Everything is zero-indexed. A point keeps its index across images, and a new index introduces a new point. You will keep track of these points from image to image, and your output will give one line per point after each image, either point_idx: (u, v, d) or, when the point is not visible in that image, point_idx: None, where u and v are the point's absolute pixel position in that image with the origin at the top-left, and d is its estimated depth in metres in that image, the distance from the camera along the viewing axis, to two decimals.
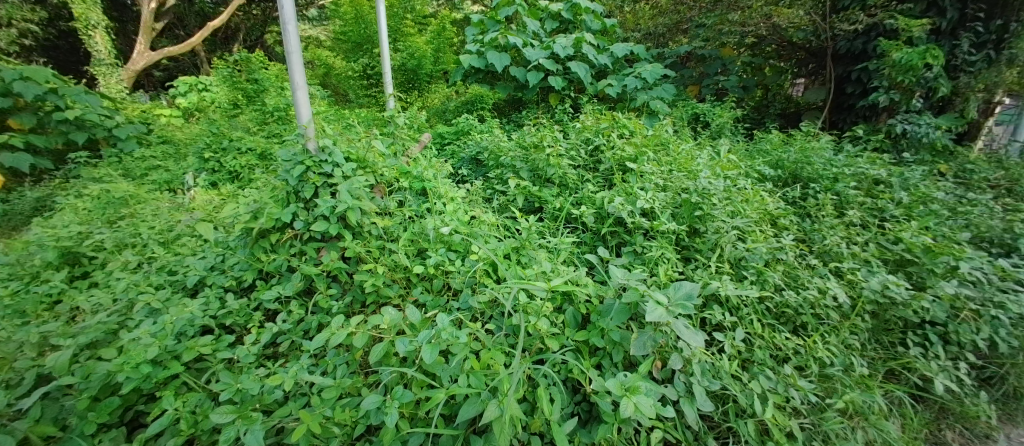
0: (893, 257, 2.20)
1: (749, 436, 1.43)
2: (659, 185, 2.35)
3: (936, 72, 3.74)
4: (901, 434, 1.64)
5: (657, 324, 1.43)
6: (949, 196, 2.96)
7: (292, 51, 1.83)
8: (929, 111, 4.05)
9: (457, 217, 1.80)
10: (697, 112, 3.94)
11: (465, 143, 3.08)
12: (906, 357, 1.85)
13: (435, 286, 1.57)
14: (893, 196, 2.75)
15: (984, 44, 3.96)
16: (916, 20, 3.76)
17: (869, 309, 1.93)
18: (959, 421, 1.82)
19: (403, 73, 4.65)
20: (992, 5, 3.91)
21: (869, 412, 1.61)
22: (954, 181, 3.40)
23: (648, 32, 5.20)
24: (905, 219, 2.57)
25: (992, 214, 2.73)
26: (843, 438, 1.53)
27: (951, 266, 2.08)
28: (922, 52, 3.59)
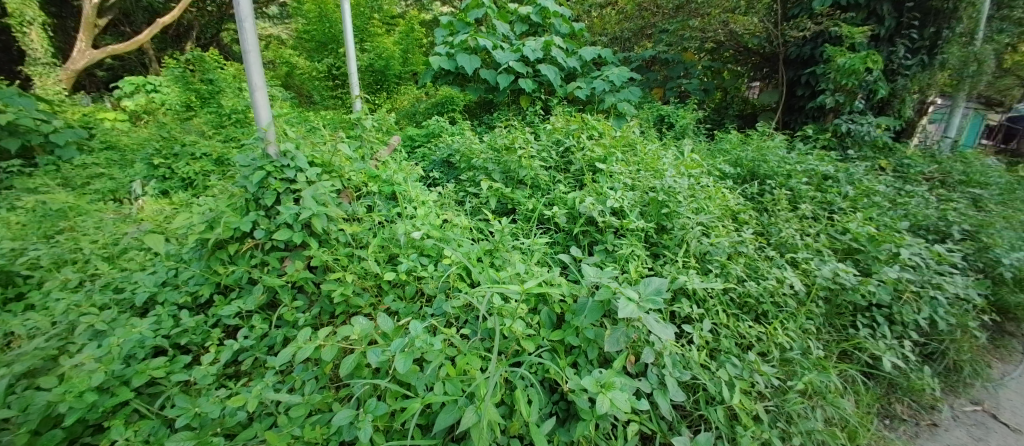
0: (841, 246, 2.34)
1: (719, 422, 1.48)
2: (627, 184, 2.39)
3: (875, 76, 4.03)
4: (855, 410, 1.74)
5: (629, 320, 1.45)
6: (891, 189, 3.19)
7: (248, 50, 1.73)
8: (870, 111, 4.34)
9: (428, 221, 1.76)
10: (662, 115, 4.06)
11: (436, 146, 3.04)
12: (856, 338, 1.97)
13: (407, 293, 1.52)
14: (840, 190, 2.93)
15: (919, 50, 4.27)
16: (858, 27, 4.02)
17: (822, 295, 2.04)
18: (907, 395, 1.95)
19: (369, 74, 4.53)
20: (926, 14, 4.18)
21: (826, 391, 1.70)
22: (893, 175, 3.67)
23: (615, 37, 5.32)
24: (851, 211, 2.74)
25: (927, 204, 2.98)
26: (805, 418, 1.61)
27: (892, 253, 2.24)
28: (863, 57, 3.84)
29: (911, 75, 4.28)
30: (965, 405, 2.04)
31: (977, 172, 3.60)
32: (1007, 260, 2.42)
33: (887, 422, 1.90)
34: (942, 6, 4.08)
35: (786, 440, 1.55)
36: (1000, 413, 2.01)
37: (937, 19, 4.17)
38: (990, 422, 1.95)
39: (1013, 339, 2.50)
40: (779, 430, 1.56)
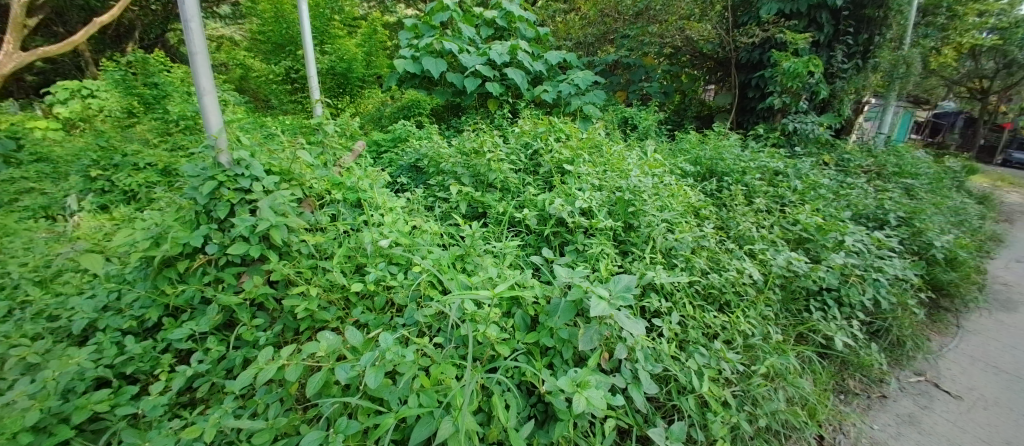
0: (793, 236, 2.48)
1: (691, 410, 1.51)
2: (595, 185, 2.43)
3: (816, 79, 4.30)
4: (813, 388, 1.82)
5: (601, 317, 1.45)
6: (834, 183, 3.43)
7: (195, 52, 1.62)
8: (813, 111, 4.64)
9: (396, 228, 1.71)
10: (625, 117, 4.16)
11: (403, 150, 2.97)
12: (810, 321, 2.08)
13: (377, 304, 1.47)
14: (790, 184, 3.11)
15: (855, 54, 4.63)
16: (800, 34, 4.29)
17: (778, 282, 2.15)
18: (858, 371, 2.06)
19: (330, 78, 4.39)
20: (859, 22, 4.55)
21: (786, 373, 1.78)
22: (836, 169, 3.97)
23: (579, 41, 5.37)
24: (799, 204, 2.91)
25: (866, 195, 3.23)
26: (768, 399, 1.67)
27: (837, 241, 2.40)
28: (806, 61, 4.10)
29: (848, 79, 4.61)
30: (909, 377, 2.18)
31: (906, 167, 4.12)
32: (937, 244, 2.70)
33: (841, 397, 2.00)
34: (873, 14, 4.42)
35: (753, 423, 1.60)
36: (939, 381, 2.16)
37: (868, 26, 4.51)
38: (932, 391, 2.09)
39: (947, 314, 2.72)
40: (746, 413, 1.61)
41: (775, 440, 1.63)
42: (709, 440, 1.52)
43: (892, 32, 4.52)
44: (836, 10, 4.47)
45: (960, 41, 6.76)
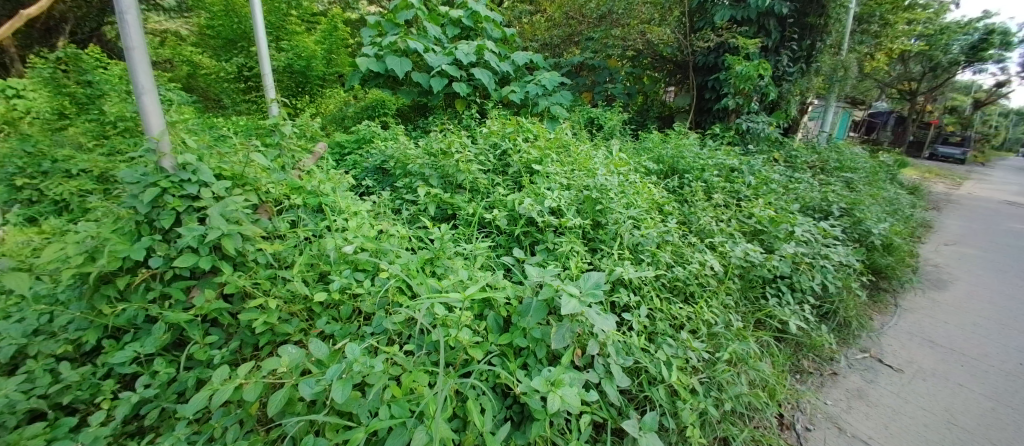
0: (749, 228, 2.61)
1: (662, 400, 1.54)
2: (563, 184, 2.44)
3: (765, 82, 4.53)
4: (772, 370, 1.89)
5: (574, 315, 1.46)
6: (783, 178, 3.65)
7: (132, 47, 1.49)
8: (764, 112, 4.91)
9: (361, 233, 1.64)
10: (591, 117, 4.23)
11: (367, 152, 2.87)
12: (767, 307, 2.18)
13: (343, 314, 1.40)
14: (745, 180, 3.27)
15: (799, 59, 4.92)
16: (750, 39, 4.51)
17: (737, 272, 2.24)
18: (810, 351, 2.17)
19: (288, 76, 4.19)
20: (803, 29, 4.81)
21: (747, 357, 1.84)
22: (785, 166, 4.27)
23: (545, 43, 5.43)
24: (754, 198, 3.06)
25: (812, 189, 3.49)
26: (733, 384, 1.72)
27: (788, 232, 2.56)
28: (756, 65, 4.33)
29: (793, 81, 4.93)
30: (856, 354, 2.30)
31: (845, 163, 4.69)
32: (875, 230, 2.98)
33: (797, 377, 2.09)
34: (815, 21, 4.72)
35: (720, 408, 1.64)
36: (882, 356, 2.29)
37: (811, 33, 4.81)
38: (876, 365, 2.20)
39: (886, 294, 2.92)
40: (713, 398, 1.65)
41: (741, 422, 1.67)
42: (680, 428, 1.55)
43: (829, 39, 4.89)
44: (782, 17, 4.72)
45: (890, 47, 7.35)
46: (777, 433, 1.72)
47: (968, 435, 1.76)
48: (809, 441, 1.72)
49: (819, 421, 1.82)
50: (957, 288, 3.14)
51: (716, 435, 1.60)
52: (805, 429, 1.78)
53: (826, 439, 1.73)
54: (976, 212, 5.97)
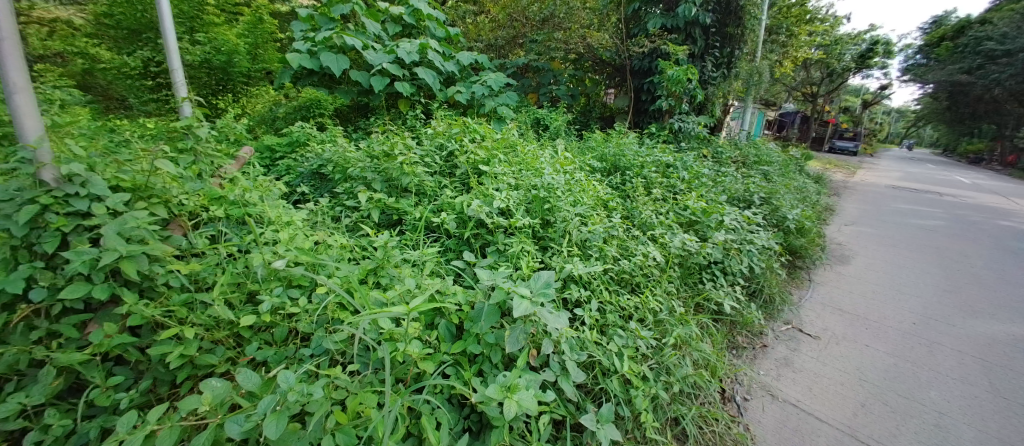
0: (684, 220, 2.78)
1: (616, 391, 1.56)
2: (511, 184, 2.43)
3: (693, 85, 4.84)
4: (713, 349, 2.00)
5: (526, 317, 1.44)
6: (712, 172, 3.93)
7: (2, 37, 1.24)
8: (693, 113, 5.25)
9: (294, 245, 1.48)
10: (537, 117, 4.27)
11: (302, 156, 2.66)
12: (704, 291, 2.32)
13: (277, 337, 1.27)
14: (679, 175, 3.46)
15: (722, 64, 5.34)
16: (679, 46, 4.79)
17: (677, 261, 2.36)
18: (743, 328, 2.33)
19: (205, 71, 3.81)
20: (723, 37, 5.22)
21: (690, 340, 1.94)
22: (714, 162, 4.62)
23: (489, 44, 5.41)
24: (688, 192, 3.25)
25: (737, 182, 3.80)
26: (679, 366, 1.79)
27: (718, 221, 2.75)
28: (685, 70, 4.61)
29: (716, 85, 5.34)
30: (781, 326, 2.50)
31: (762, 157, 5.19)
32: (789, 215, 3.33)
33: (734, 352, 2.21)
34: (733, 31, 5.13)
35: (669, 390, 1.69)
36: (803, 326, 2.51)
37: (730, 41, 5.23)
38: (798, 335, 2.41)
39: (802, 271, 3.22)
40: (662, 382, 1.70)
41: (690, 401, 1.72)
42: (635, 415, 1.58)
43: (744, 47, 5.38)
44: (706, 27, 5.07)
45: (795, 54, 8.20)
46: (720, 407, 1.80)
47: (878, 390, 1.95)
48: (748, 411, 1.82)
49: (756, 391, 1.94)
50: (858, 262, 3.54)
51: (667, 417, 1.64)
52: (745, 400, 1.89)
53: (763, 408, 1.84)
54: (869, 197, 6.81)
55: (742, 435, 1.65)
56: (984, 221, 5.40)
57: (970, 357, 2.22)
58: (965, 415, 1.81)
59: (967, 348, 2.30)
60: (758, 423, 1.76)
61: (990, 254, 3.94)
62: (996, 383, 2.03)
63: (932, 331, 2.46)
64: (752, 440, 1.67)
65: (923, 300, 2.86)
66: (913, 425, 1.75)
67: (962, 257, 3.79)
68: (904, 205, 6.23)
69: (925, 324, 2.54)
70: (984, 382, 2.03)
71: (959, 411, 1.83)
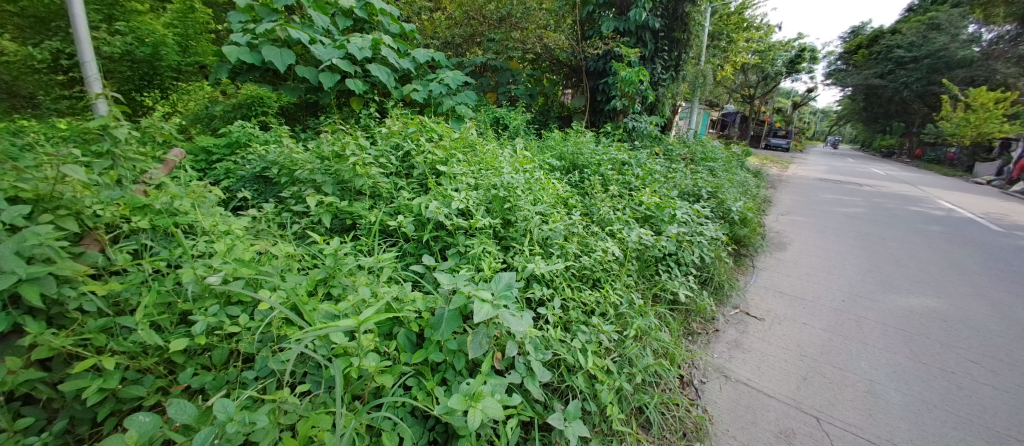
0: (640, 215, 2.86)
1: (582, 387, 1.57)
2: (471, 184, 2.39)
3: (645, 87, 5.01)
4: (671, 338, 2.07)
5: (489, 320, 1.41)
6: (663, 169, 4.09)
7: None
8: (645, 112, 5.45)
9: (232, 256, 1.36)
10: (496, 117, 4.25)
11: (243, 158, 2.46)
12: (660, 283, 2.40)
13: (216, 360, 1.17)
14: (634, 173, 3.56)
15: (671, 67, 5.58)
16: (631, 49, 4.93)
17: (634, 255, 2.43)
18: (696, 316, 2.44)
19: (126, 65, 3.43)
20: (672, 42, 5.45)
21: (650, 331, 2.00)
22: (666, 159, 4.81)
23: (446, 41, 5.22)
24: (643, 188, 3.35)
25: (687, 178, 3.98)
26: (640, 357, 1.83)
27: (671, 215, 2.86)
28: (638, 72, 4.74)
29: (666, 86, 5.57)
30: (730, 310, 2.64)
31: (708, 154, 5.48)
32: (732, 207, 3.54)
33: (690, 338, 2.30)
34: (680, 36, 5.37)
35: (632, 381, 1.73)
36: (749, 309, 2.66)
37: (677, 45, 5.47)
38: (746, 318, 2.55)
39: (746, 259, 3.42)
40: (626, 373, 1.73)
41: (652, 390, 1.76)
42: (601, 409, 1.60)
43: (689, 51, 5.66)
44: (655, 31, 5.27)
45: (735, 59, 8.74)
46: (680, 392, 1.85)
47: (818, 364, 2.10)
48: (705, 393, 1.89)
49: (711, 373, 2.02)
50: (794, 247, 3.82)
51: (632, 407, 1.67)
52: (701, 382, 1.96)
53: (719, 389, 1.92)
54: (802, 188, 7.38)
55: (701, 417, 1.70)
56: (897, 207, 6.04)
57: (892, 328, 2.45)
58: (892, 380, 1.99)
59: (889, 321, 2.54)
60: (714, 404, 1.83)
61: (903, 235, 4.40)
62: (915, 349, 2.25)
63: (859, 307, 2.69)
64: (710, 421, 1.73)
65: (851, 280, 3.12)
66: (848, 393, 1.90)
67: (880, 239, 4.20)
68: (830, 195, 6.82)
69: (854, 301, 2.78)
70: (905, 350, 2.24)
71: (888, 378, 2.01)
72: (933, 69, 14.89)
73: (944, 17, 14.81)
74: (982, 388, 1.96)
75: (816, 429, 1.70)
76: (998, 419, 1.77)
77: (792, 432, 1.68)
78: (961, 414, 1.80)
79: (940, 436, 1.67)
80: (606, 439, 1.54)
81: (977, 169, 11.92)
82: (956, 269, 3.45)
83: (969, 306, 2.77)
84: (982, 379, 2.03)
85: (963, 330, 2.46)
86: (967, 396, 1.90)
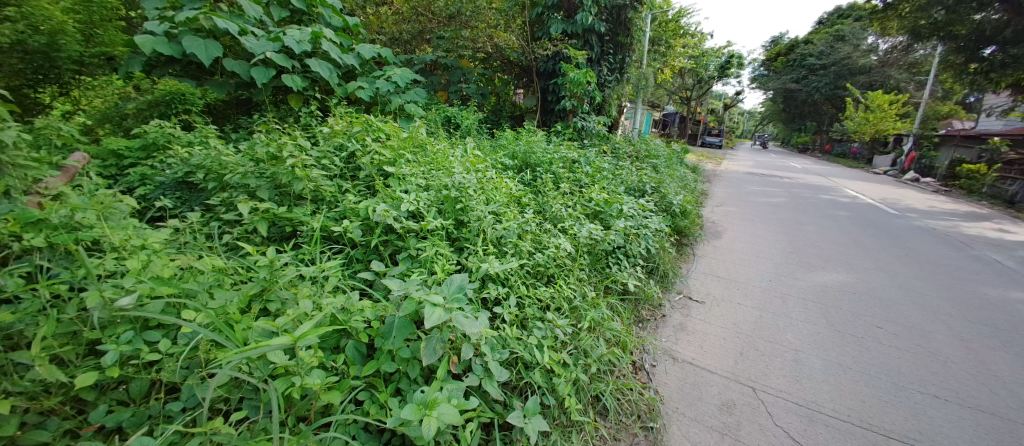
0: (591, 211, 2.94)
1: (540, 383, 1.59)
2: (421, 185, 2.34)
3: (592, 87, 5.16)
4: (623, 327, 2.15)
5: (442, 325, 1.38)
6: (611, 167, 4.24)
7: None
8: (593, 112, 5.61)
9: (149, 274, 1.23)
10: (447, 116, 4.19)
11: (162, 161, 2.23)
12: (610, 275, 2.49)
13: (135, 393, 1.06)
14: (584, 171, 3.66)
15: (616, 69, 5.79)
16: (579, 51, 5.06)
17: (585, 250, 2.50)
18: (645, 303, 2.56)
19: (18, 57, 2.66)
20: (616, 45, 5.65)
21: (603, 323, 2.06)
22: (614, 158, 4.99)
23: (393, 37, 5.05)
24: (592, 184, 3.45)
25: (634, 175, 4.16)
26: (594, 347, 1.89)
27: (618, 210, 2.98)
28: (586, 73, 4.86)
29: (612, 87, 5.79)
30: (674, 295, 2.79)
31: (652, 152, 5.77)
32: (674, 201, 3.75)
33: (640, 325, 2.40)
34: (624, 40, 5.60)
35: (588, 372, 1.78)
36: (691, 293, 2.83)
37: (621, 49, 5.70)
38: (689, 302, 2.72)
39: (688, 247, 3.64)
40: (582, 365, 1.78)
41: (607, 378, 1.82)
42: (559, 402, 1.62)
43: (632, 55, 5.92)
44: (601, 34, 5.44)
45: (673, 63, 9.27)
46: (633, 377, 1.92)
47: (752, 339, 2.29)
48: (656, 376, 1.98)
49: (660, 356, 2.13)
50: (728, 235, 4.12)
51: (589, 396, 1.72)
52: (652, 366, 2.05)
53: (668, 370, 2.03)
54: (735, 182, 7.98)
55: (653, 399, 1.77)
56: (813, 196, 6.70)
57: (812, 302, 2.72)
58: (814, 349, 2.21)
59: (809, 296, 2.81)
60: (664, 385, 1.93)
61: (819, 221, 4.89)
62: (831, 319, 2.51)
63: (784, 285, 2.96)
64: (661, 401, 1.81)
65: (777, 262, 3.42)
66: (778, 363, 2.09)
67: (800, 224, 4.65)
68: (758, 187, 7.42)
69: (779, 280, 3.05)
70: (824, 321, 2.49)
71: (810, 347, 2.23)
72: (839, 75, 16.73)
73: (848, 29, 16.61)
74: (886, 349, 2.23)
75: (752, 398, 1.85)
76: (899, 374, 2.02)
77: (732, 404, 1.81)
78: (871, 373, 2.03)
79: (855, 394, 1.88)
80: (566, 431, 1.56)
81: (877, 162, 13.55)
82: (862, 248, 3.88)
83: (873, 279, 3.14)
84: (884, 340, 2.31)
85: (868, 300, 2.78)
86: (875, 357, 2.15)
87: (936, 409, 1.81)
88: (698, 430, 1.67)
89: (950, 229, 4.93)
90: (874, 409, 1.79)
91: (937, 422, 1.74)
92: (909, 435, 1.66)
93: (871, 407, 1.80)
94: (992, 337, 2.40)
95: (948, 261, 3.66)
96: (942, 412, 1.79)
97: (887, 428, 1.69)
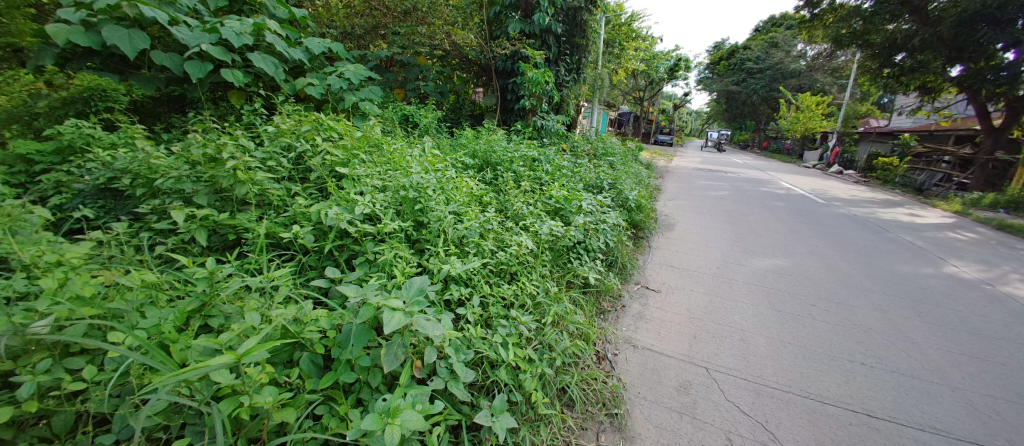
0: (551, 208, 2.99)
1: (506, 381, 1.59)
2: (378, 186, 2.26)
3: (550, 87, 5.22)
4: (586, 319, 2.20)
5: (402, 329, 1.35)
6: (570, 164, 4.33)
7: None
8: (551, 111, 5.69)
9: (68, 294, 1.12)
10: (404, 114, 4.10)
11: (80, 165, 2.02)
12: (571, 270, 2.54)
13: (58, 428, 0.96)
14: (544, 169, 3.71)
15: (573, 69, 5.90)
16: (536, 51, 5.10)
17: (547, 247, 2.54)
18: (605, 295, 2.63)
19: None
20: (572, 45, 5.75)
21: (566, 317, 2.11)
22: (572, 156, 5.09)
23: (345, 31, 4.84)
24: (552, 182, 3.50)
25: (592, 172, 4.27)
26: (558, 341, 1.93)
27: (578, 206, 3.06)
28: (544, 73, 4.92)
29: (569, 87, 5.90)
30: (632, 285, 2.90)
31: (608, 150, 5.94)
32: (629, 196, 3.88)
33: (602, 317, 2.47)
34: (580, 42, 5.71)
35: (553, 365, 1.81)
36: (647, 283, 2.96)
37: (578, 50, 5.81)
38: (646, 291, 2.83)
39: (644, 240, 3.80)
40: (547, 359, 1.80)
41: (572, 369, 1.86)
42: (526, 397, 1.64)
43: (588, 56, 6.07)
44: (558, 35, 5.52)
45: (627, 64, 9.60)
46: (597, 367, 1.98)
47: (704, 323, 2.42)
48: (618, 364, 2.05)
49: (621, 345, 2.20)
50: (680, 227, 4.34)
51: (556, 390, 1.75)
52: (614, 354, 2.12)
53: (629, 357, 2.10)
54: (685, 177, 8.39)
55: (617, 386, 1.83)
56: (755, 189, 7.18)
57: (756, 286, 2.93)
58: (758, 328, 2.38)
59: (753, 280, 3.02)
60: (627, 372, 2.00)
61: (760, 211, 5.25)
62: (773, 300, 2.71)
63: (730, 271, 3.16)
64: (624, 388, 1.88)
65: (724, 250, 3.64)
66: (728, 343, 2.23)
67: (743, 215, 4.97)
68: (706, 181, 7.85)
69: (727, 267, 3.25)
70: (766, 302, 2.69)
71: (755, 326, 2.40)
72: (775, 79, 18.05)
73: (781, 37, 17.99)
74: (820, 324, 2.44)
75: (707, 377, 1.96)
76: (831, 346, 2.22)
77: (689, 384, 1.91)
78: (808, 346, 2.22)
79: (795, 367, 2.04)
80: (533, 425, 1.58)
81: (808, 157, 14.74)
82: (798, 234, 4.22)
83: (807, 261, 3.43)
84: (818, 317, 2.53)
85: (803, 281, 3.03)
86: (811, 332, 2.35)
87: (863, 374, 2.01)
88: (659, 412, 1.75)
89: (872, 215, 5.45)
90: (812, 379, 1.96)
91: (864, 386, 1.93)
92: (841, 400, 1.83)
93: (809, 377, 1.97)
94: (906, 308, 2.69)
95: (869, 243, 4.06)
96: (868, 377, 1.99)
97: (823, 394, 1.86)
